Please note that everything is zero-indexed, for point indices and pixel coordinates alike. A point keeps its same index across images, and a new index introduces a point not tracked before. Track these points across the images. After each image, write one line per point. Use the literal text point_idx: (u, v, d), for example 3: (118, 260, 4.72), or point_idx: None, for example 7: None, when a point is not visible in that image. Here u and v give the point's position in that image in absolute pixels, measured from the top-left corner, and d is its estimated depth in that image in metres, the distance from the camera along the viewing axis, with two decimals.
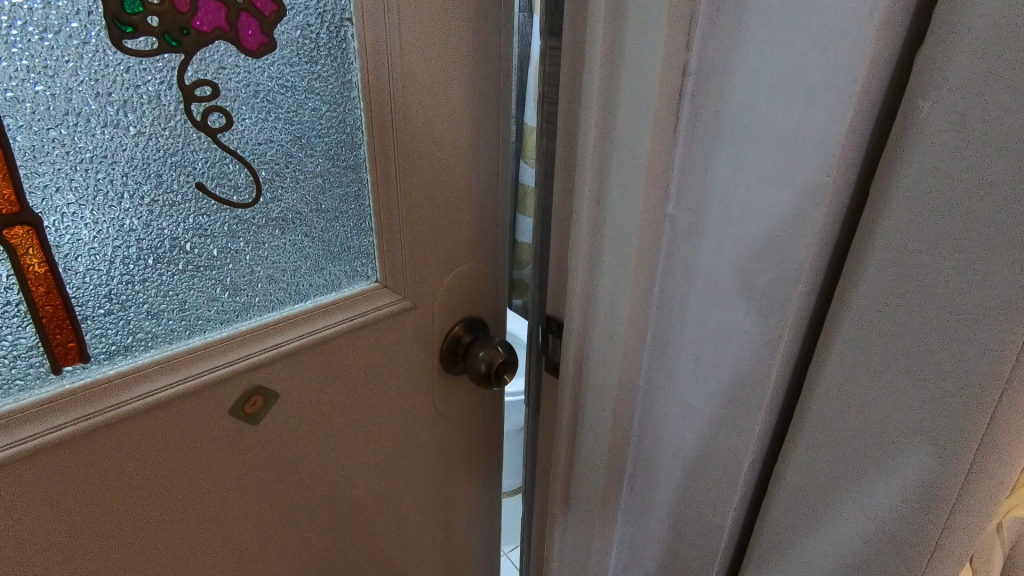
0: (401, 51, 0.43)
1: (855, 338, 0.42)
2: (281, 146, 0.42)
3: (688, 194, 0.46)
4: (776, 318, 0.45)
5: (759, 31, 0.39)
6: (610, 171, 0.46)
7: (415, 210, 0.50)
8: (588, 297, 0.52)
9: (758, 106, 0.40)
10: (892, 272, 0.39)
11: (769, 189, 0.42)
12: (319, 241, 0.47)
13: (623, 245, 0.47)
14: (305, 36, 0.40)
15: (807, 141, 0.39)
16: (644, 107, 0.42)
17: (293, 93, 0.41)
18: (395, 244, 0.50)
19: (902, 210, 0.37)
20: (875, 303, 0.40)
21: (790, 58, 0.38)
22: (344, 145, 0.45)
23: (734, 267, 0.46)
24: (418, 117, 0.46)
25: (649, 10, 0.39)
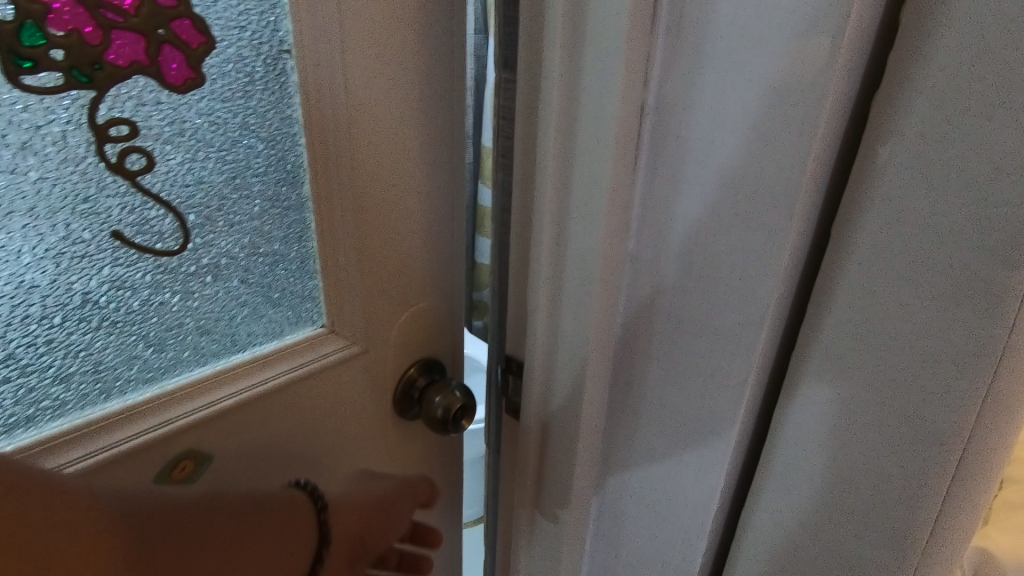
0: (347, 86, 0.41)
1: (824, 380, 0.41)
2: (213, 187, 0.38)
3: (650, 232, 0.44)
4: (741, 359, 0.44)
5: (718, 70, 0.38)
6: (569, 210, 0.44)
7: (364, 250, 0.46)
8: (551, 337, 0.50)
9: (719, 143, 0.39)
10: (857, 316, 0.38)
11: (731, 227, 0.41)
12: (257, 287, 0.43)
13: (583, 286, 0.45)
14: (239, 69, 0.37)
15: (770, 178, 0.39)
16: (603, 145, 0.40)
17: (226, 130, 0.38)
18: (342, 286, 0.47)
19: (865, 254, 0.37)
20: (840, 346, 0.39)
21: (749, 97, 0.37)
22: (284, 184, 0.42)
23: (699, 308, 0.44)
24: (366, 152, 0.43)
25: (606, 45, 0.38)
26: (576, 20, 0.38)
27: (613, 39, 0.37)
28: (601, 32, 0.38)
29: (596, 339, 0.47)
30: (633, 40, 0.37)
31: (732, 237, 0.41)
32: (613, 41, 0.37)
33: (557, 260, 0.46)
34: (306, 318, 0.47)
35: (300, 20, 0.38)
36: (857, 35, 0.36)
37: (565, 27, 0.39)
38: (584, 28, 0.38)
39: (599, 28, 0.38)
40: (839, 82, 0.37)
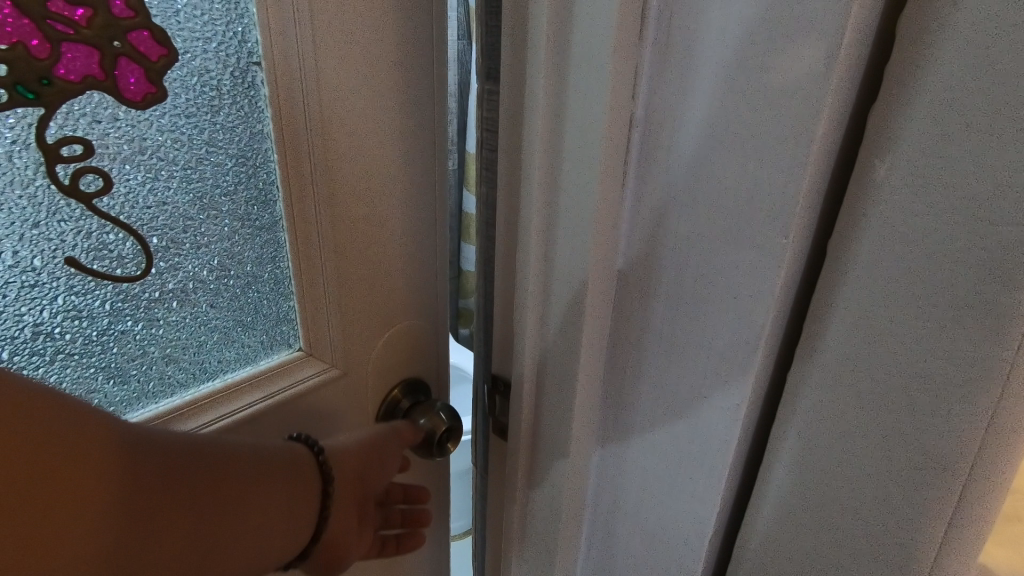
0: (320, 100, 0.39)
1: (820, 401, 0.39)
2: (177, 208, 0.36)
3: (639, 248, 0.43)
4: (737, 380, 0.42)
5: (710, 81, 0.37)
6: (557, 225, 0.43)
7: (341, 269, 0.44)
8: (539, 355, 0.48)
9: (714, 157, 0.38)
10: (855, 337, 0.37)
11: (731, 246, 0.39)
12: (227, 311, 0.41)
13: (571, 303, 0.44)
14: (204, 83, 0.35)
15: (770, 198, 0.37)
16: (590, 158, 0.39)
17: (191, 147, 0.36)
18: (319, 307, 0.45)
19: (864, 273, 0.36)
20: (838, 368, 0.38)
21: (744, 108, 0.36)
22: (255, 203, 0.40)
23: (691, 328, 0.43)
24: (342, 169, 0.41)
25: (593, 55, 0.37)
26: (561, 29, 0.37)
27: (599, 49, 0.36)
28: (588, 42, 0.37)
29: (585, 358, 0.45)
30: (620, 50, 0.36)
31: (732, 257, 0.39)
32: (601, 52, 0.36)
33: (544, 276, 0.45)
34: (282, 341, 0.45)
35: (271, 30, 0.36)
36: (859, 43, 0.34)
37: (550, 36, 0.38)
38: (571, 38, 0.37)
39: (585, 38, 0.37)
40: (836, 95, 0.35)
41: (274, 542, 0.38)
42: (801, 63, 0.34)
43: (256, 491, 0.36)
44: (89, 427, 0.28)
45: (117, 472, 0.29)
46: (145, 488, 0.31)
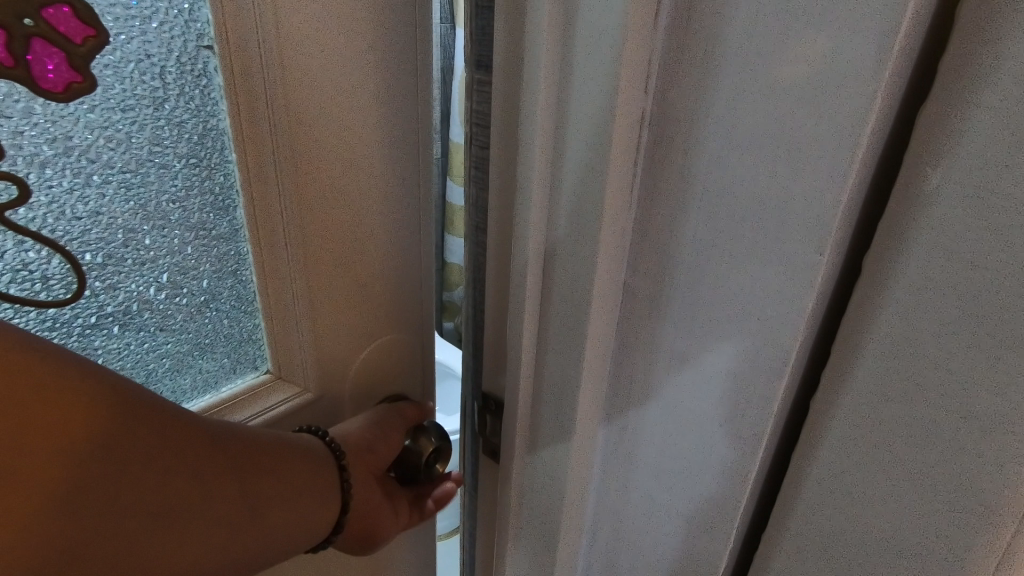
0: (285, 88, 0.33)
1: (849, 433, 0.36)
2: (116, 217, 0.32)
3: (647, 262, 0.39)
4: (757, 404, 0.38)
5: (733, 75, 0.32)
6: (556, 236, 0.38)
7: (315, 284, 0.39)
8: (536, 375, 0.44)
9: (742, 162, 0.33)
10: (894, 362, 0.33)
11: (760, 263, 0.35)
12: (180, 333, 0.37)
13: (571, 322, 0.40)
14: (143, 71, 0.30)
15: (806, 207, 0.32)
16: (595, 162, 0.34)
17: (130, 147, 0.31)
18: (289, 324, 0.40)
19: (908, 293, 0.32)
20: (872, 395, 0.34)
21: (779, 105, 0.31)
22: (211, 209, 0.35)
23: (707, 349, 0.38)
24: (313, 172, 0.36)
25: (602, 46, 0.32)
26: (564, 15, 0.33)
27: (608, 39, 0.32)
28: (595, 30, 0.32)
29: (586, 380, 0.42)
30: (632, 41, 0.32)
31: (757, 274, 0.35)
32: (610, 41, 0.32)
33: (540, 291, 0.41)
34: (248, 363, 0.41)
35: (224, 12, 0.31)
36: (917, 33, 0.30)
37: (550, 22, 0.33)
38: (575, 25, 0.33)
39: (592, 25, 0.32)
40: (888, 92, 0.30)
41: (294, 519, 0.35)
42: (845, 49, 0.29)
43: (272, 459, 0.35)
44: (86, 389, 0.27)
45: (124, 440, 0.28)
46: (156, 459, 0.29)
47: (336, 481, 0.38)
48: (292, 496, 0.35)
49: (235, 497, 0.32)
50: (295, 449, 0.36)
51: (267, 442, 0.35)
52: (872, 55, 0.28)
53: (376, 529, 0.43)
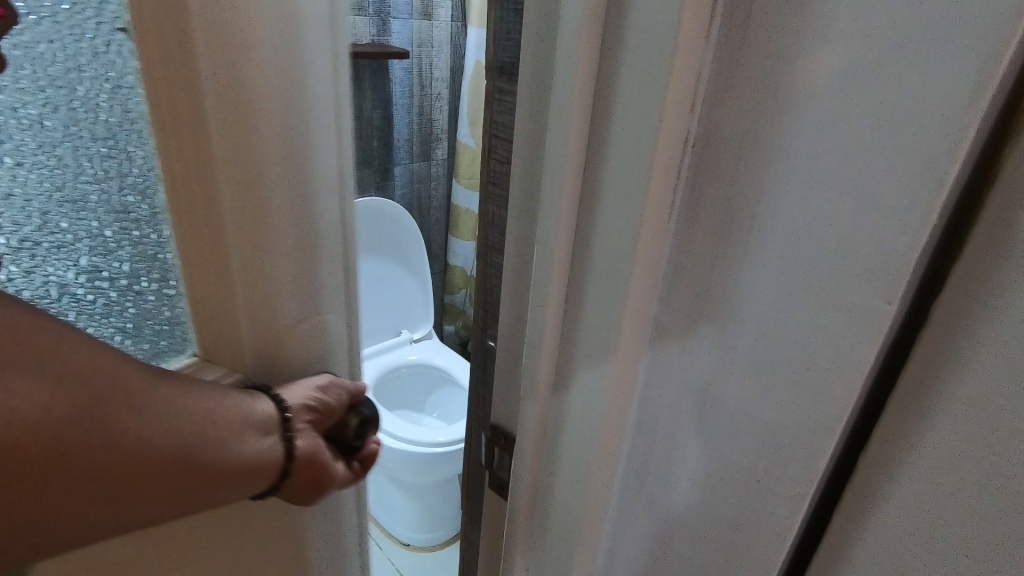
0: (210, 45, 0.31)
1: (900, 522, 0.30)
2: (27, 194, 0.34)
3: (680, 298, 0.35)
4: (797, 474, 0.33)
5: (798, 100, 0.27)
6: (586, 256, 0.35)
7: (228, 280, 0.37)
8: (552, 406, 0.40)
9: (797, 199, 0.29)
10: (963, 447, 0.27)
11: (814, 317, 0.30)
12: (110, 313, 0.39)
13: (594, 352, 0.36)
14: (52, 52, 0.33)
15: (872, 256, 0.27)
16: (632, 180, 0.31)
17: (44, 129, 0.34)
18: (217, 314, 0.39)
19: (988, 367, 0.25)
20: (930, 480, 0.28)
21: (850, 136, 0.26)
22: (132, 193, 0.37)
23: (742, 401, 0.34)
24: (222, 159, 0.34)
25: (648, 51, 0.29)
26: (606, 16, 0.30)
27: (655, 43, 0.28)
28: (641, 33, 0.29)
29: (605, 419, 0.38)
30: (683, 46, 0.28)
31: (808, 329, 0.30)
32: (657, 47, 0.28)
33: (564, 314, 0.38)
34: (175, 347, 0.41)
35: None
36: None
37: (590, 23, 0.30)
38: (618, 28, 0.30)
39: (638, 28, 0.29)
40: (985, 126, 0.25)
41: (235, 469, 0.34)
42: (935, 79, 0.24)
43: (210, 405, 0.33)
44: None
45: (33, 386, 0.25)
46: (70, 407, 0.26)
47: (276, 427, 0.37)
48: (231, 446, 0.33)
49: (170, 463, 0.30)
50: (233, 401, 0.35)
51: (203, 388, 0.33)
52: (969, 80, 0.23)
53: (325, 492, 0.41)
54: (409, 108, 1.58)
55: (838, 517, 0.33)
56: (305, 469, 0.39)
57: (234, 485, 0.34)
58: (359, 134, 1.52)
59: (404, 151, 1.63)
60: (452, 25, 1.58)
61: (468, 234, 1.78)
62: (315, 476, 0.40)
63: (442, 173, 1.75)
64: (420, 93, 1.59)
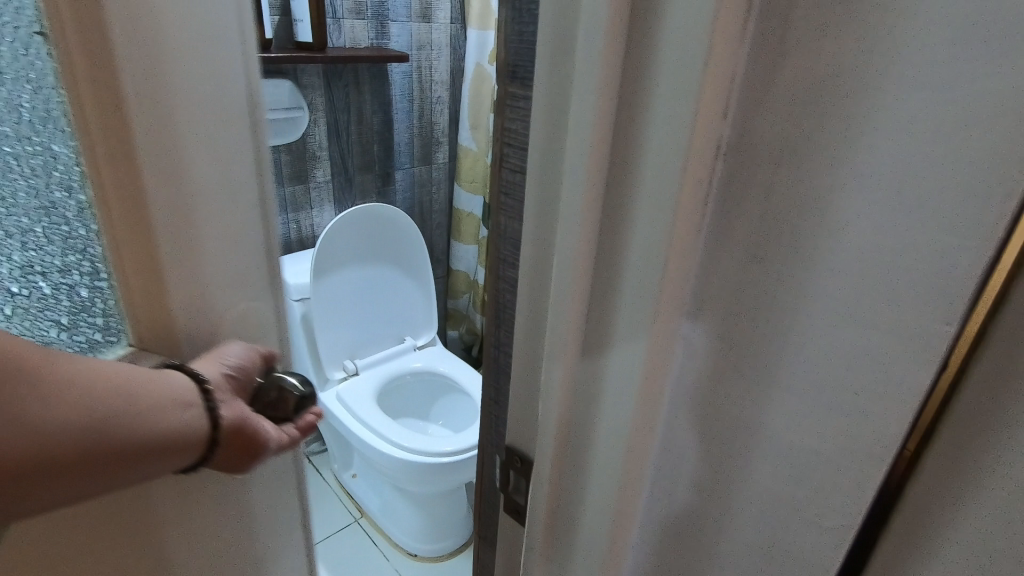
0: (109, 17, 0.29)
1: (962, 557, 0.28)
2: None
3: (710, 315, 0.32)
4: (843, 504, 0.31)
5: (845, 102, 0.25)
6: (607, 273, 0.33)
7: (153, 259, 0.35)
8: (572, 430, 0.38)
9: (844, 211, 0.26)
10: None
11: (862, 337, 0.27)
12: (44, 305, 0.36)
13: (617, 374, 0.34)
14: None
15: (929, 273, 0.25)
16: (660, 192, 0.29)
17: None
18: (143, 297, 0.36)
19: None
20: (998, 514, 0.26)
21: (908, 143, 0.24)
22: (59, 187, 0.33)
23: (779, 425, 0.32)
24: (137, 128, 0.32)
25: (679, 51, 0.26)
26: (632, 14, 0.27)
27: (687, 43, 0.26)
28: (671, 32, 0.26)
29: (630, 444, 0.35)
30: (718, 46, 0.26)
31: (854, 351, 0.28)
32: (690, 46, 0.26)
33: (585, 334, 0.35)
34: (106, 341, 0.37)
35: None
36: None
37: (612, 22, 0.27)
38: (645, 26, 0.27)
39: (667, 26, 0.26)
40: None
41: (144, 445, 0.32)
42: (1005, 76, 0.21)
43: (110, 378, 0.30)
44: None
45: None
46: None
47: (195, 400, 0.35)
48: (138, 419, 0.31)
49: (55, 446, 0.28)
50: (140, 374, 0.32)
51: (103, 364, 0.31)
52: None
53: (259, 461, 0.39)
54: (408, 112, 1.56)
55: (887, 547, 0.30)
56: (232, 439, 0.37)
57: (149, 466, 0.32)
58: (359, 139, 1.50)
59: (405, 155, 1.60)
60: (451, 27, 1.55)
61: (469, 238, 1.75)
62: (246, 447, 0.38)
63: (442, 176, 1.72)
64: (419, 96, 1.56)
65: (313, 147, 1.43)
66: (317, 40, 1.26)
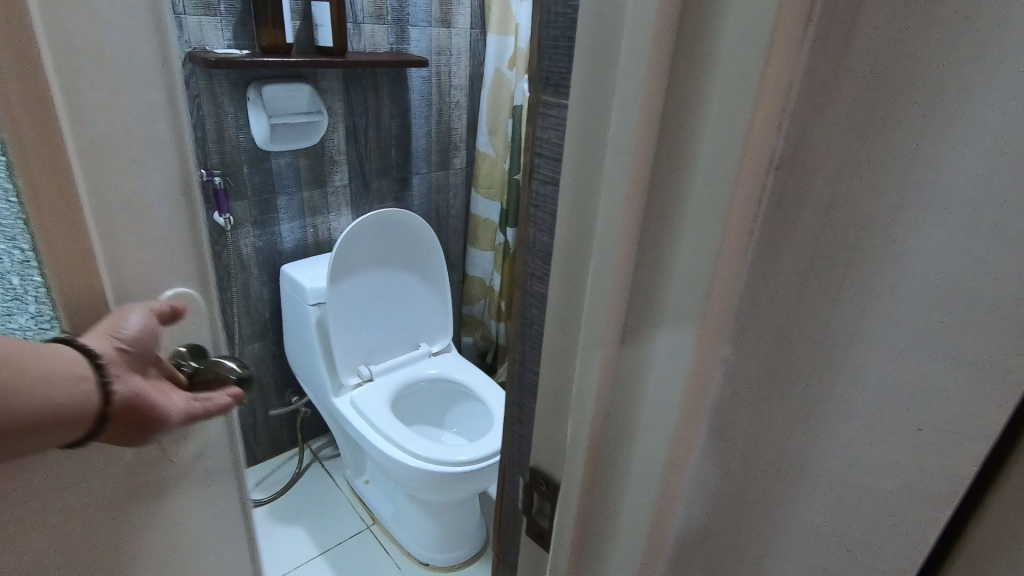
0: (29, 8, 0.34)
1: None
2: None
3: (757, 337, 0.31)
4: (905, 544, 0.29)
5: (921, 114, 0.23)
6: (646, 292, 0.31)
7: (83, 238, 0.40)
8: (603, 457, 0.36)
9: (913, 230, 0.25)
10: None
11: (931, 367, 0.25)
12: None
13: (653, 399, 0.32)
14: None
15: (1012, 301, 0.23)
16: (707, 208, 0.27)
17: None
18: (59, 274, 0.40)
19: None
20: None
21: (990, 158, 0.22)
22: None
23: (836, 458, 0.30)
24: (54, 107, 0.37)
25: (734, 56, 0.24)
26: (682, 16, 0.25)
27: (743, 47, 0.24)
28: (724, 35, 0.24)
29: (666, 472, 0.33)
30: (778, 51, 0.24)
31: (920, 379, 0.26)
32: (746, 50, 0.24)
33: (618, 356, 0.33)
34: (21, 315, 0.40)
35: None
36: None
37: (661, 25, 0.25)
38: (694, 29, 0.25)
39: (721, 28, 0.24)
40: None
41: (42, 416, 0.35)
42: None
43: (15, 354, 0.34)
44: None
45: None
46: None
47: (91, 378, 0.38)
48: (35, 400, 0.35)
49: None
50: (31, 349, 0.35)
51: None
52: None
53: (159, 430, 0.43)
54: (427, 117, 1.55)
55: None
56: (125, 415, 0.40)
57: (45, 433, 0.36)
58: (377, 144, 1.50)
59: (422, 160, 1.60)
60: (471, 32, 1.54)
61: (487, 243, 1.75)
62: (144, 421, 0.42)
63: (460, 182, 1.71)
64: (439, 101, 1.56)
65: (331, 151, 1.43)
66: (337, 45, 1.26)
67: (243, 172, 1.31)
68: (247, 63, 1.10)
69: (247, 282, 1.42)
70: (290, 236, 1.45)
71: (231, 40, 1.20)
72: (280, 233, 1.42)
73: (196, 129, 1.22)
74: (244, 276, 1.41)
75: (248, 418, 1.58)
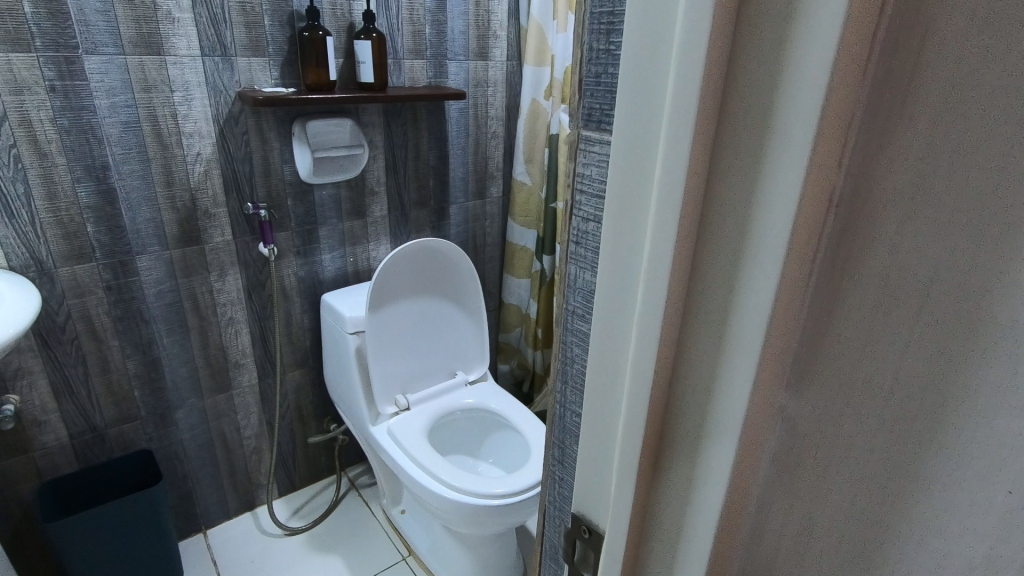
0: None
1: None
2: None
3: (821, 385, 0.29)
4: None
5: (1000, 149, 0.22)
6: (693, 337, 0.29)
7: None
8: (651, 506, 0.34)
9: (1005, 272, 0.23)
10: None
11: (1014, 409, 0.24)
12: None
13: (707, 450, 0.30)
14: None
15: None
16: (766, 248, 0.25)
17: None
18: None
19: None
20: None
21: None
22: None
23: (909, 506, 0.28)
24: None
25: (793, 92, 0.23)
26: (733, 48, 0.24)
27: (804, 81, 0.23)
28: (782, 66, 0.23)
29: (722, 522, 0.32)
30: (838, 84, 0.23)
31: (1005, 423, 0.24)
32: (807, 86, 0.23)
33: (666, 404, 0.31)
34: None
35: None
36: None
37: (711, 61, 0.24)
38: (748, 60, 0.24)
39: (779, 59, 0.23)
40: None
41: None
42: None
43: None
44: None
45: None
46: None
47: None
48: None
49: None
50: None
51: None
52: None
53: None
54: (464, 147, 1.58)
55: None
56: None
57: None
58: (415, 174, 1.52)
59: (460, 190, 1.62)
60: (508, 64, 1.57)
61: (523, 271, 1.75)
62: None
63: (497, 210, 1.72)
64: (475, 132, 1.58)
65: (371, 183, 1.46)
66: (378, 81, 1.30)
67: (287, 205, 1.35)
68: (294, 100, 1.14)
69: (289, 311, 1.45)
70: (331, 265, 1.48)
71: (278, 79, 1.25)
72: (321, 263, 1.46)
73: (243, 164, 1.26)
74: (286, 305, 1.44)
75: (287, 446, 1.59)
